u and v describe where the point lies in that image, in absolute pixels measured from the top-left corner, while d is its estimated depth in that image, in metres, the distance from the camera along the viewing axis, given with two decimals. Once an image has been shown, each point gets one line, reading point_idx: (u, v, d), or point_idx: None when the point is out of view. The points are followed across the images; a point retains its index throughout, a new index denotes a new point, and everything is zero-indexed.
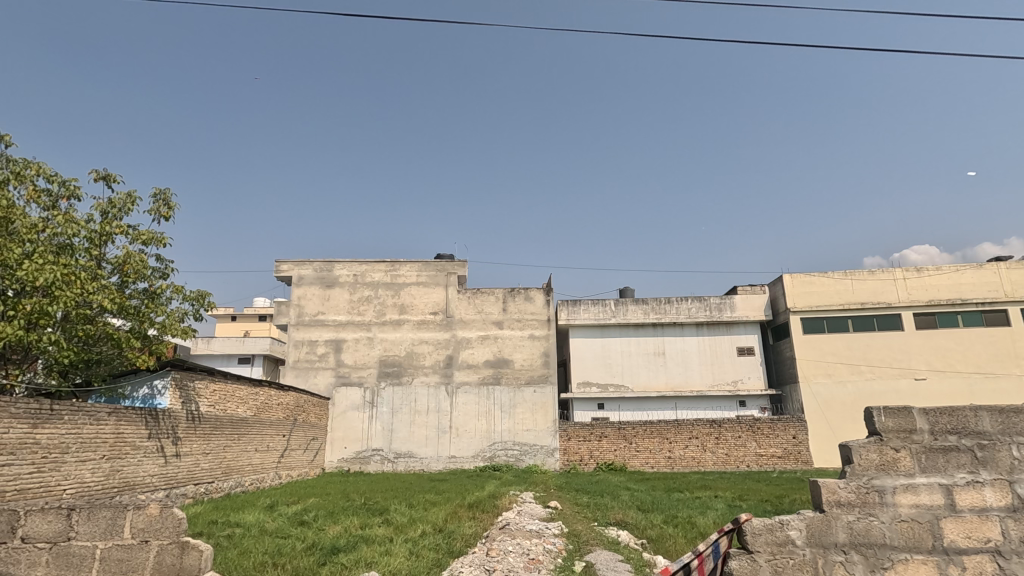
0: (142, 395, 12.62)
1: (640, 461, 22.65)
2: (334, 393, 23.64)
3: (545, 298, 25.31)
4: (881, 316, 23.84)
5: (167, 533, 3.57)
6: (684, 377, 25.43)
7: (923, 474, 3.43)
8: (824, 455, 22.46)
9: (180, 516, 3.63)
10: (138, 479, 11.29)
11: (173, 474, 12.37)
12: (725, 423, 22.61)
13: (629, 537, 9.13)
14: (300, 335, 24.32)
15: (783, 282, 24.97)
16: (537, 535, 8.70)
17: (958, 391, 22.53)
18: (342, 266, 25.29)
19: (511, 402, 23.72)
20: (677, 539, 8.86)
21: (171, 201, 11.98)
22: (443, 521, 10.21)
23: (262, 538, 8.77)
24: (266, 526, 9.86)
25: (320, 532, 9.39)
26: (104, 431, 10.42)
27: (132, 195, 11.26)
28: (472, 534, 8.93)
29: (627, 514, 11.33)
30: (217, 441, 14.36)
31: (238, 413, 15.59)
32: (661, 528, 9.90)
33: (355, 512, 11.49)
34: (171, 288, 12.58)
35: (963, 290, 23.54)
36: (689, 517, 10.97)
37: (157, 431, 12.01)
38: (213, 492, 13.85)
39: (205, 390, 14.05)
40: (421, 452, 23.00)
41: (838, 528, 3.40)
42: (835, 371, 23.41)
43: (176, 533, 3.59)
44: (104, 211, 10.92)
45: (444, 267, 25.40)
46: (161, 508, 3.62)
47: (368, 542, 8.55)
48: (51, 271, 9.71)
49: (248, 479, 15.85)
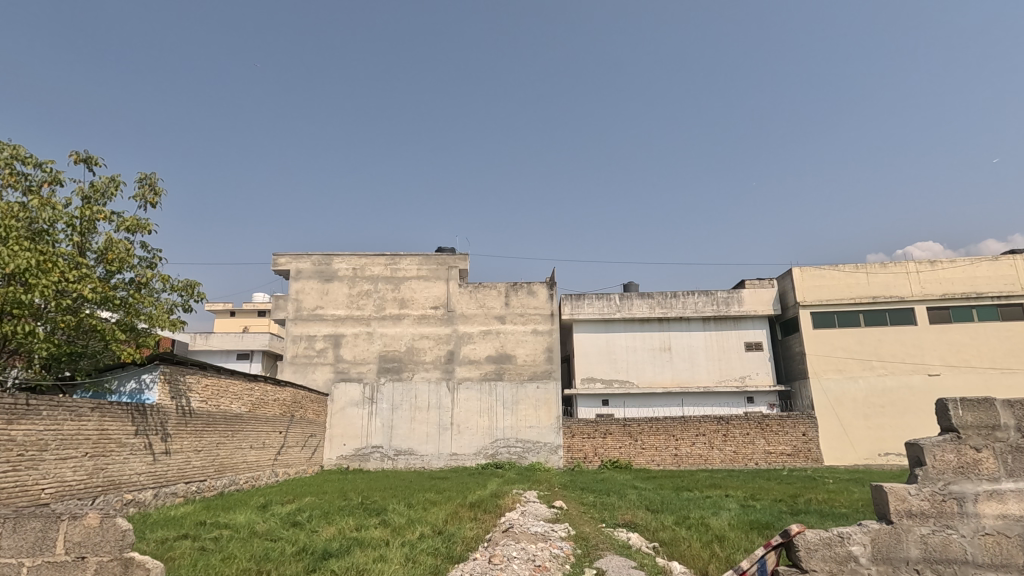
0: (130, 390, 12.23)
1: (646, 459, 22.10)
2: (333, 389, 23.15)
3: (547, 292, 24.73)
4: (893, 310, 23.24)
5: (108, 549, 3.39)
6: (690, 372, 24.89)
7: (1008, 478, 3.15)
8: (835, 453, 21.90)
9: (125, 529, 3.45)
10: (124, 477, 10.78)
11: (162, 473, 11.88)
12: (733, 419, 22.10)
13: (639, 540, 8.58)
14: (298, 331, 23.81)
15: (791, 275, 24.37)
16: (543, 539, 8.14)
17: (974, 387, 21.89)
18: (341, 260, 24.76)
19: (513, 398, 23.20)
20: (692, 543, 8.21)
21: (157, 186, 11.44)
22: (443, 522, 9.66)
23: (250, 541, 8.25)
24: (257, 528, 9.36)
25: (312, 535, 8.85)
26: (86, 428, 9.91)
27: (116, 179, 10.73)
28: (474, 537, 8.38)
29: (637, 515, 10.77)
30: (210, 438, 13.87)
31: (232, 408, 15.09)
32: (674, 530, 9.30)
33: (351, 513, 10.98)
34: (158, 278, 12.04)
35: (978, 283, 22.89)
36: (702, 517, 10.43)
37: (145, 427, 11.51)
38: (205, 491, 13.38)
39: (197, 385, 13.55)
40: (421, 450, 22.51)
41: (912, 541, 3.11)
42: (845, 366, 22.86)
43: (118, 548, 3.40)
44: (85, 196, 10.39)
45: (445, 260, 24.84)
46: (100, 520, 3.43)
47: (363, 546, 7.97)
48: (26, 258, 9.17)
49: (243, 478, 15.34)
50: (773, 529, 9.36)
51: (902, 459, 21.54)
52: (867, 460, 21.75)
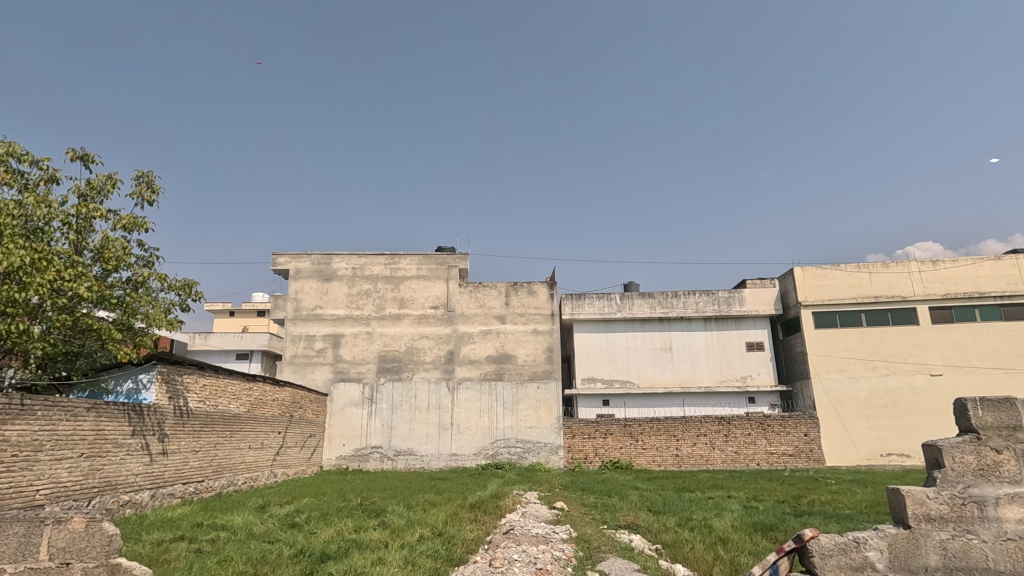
0: (127, 390, 12.16)
1: (647, 459, 21.99)
2: (333, 389, 23.04)
3: (548, 292, 24.62)
4: (895, 310, 23.14)
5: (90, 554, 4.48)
6: (691, 372, 24.79)
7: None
8: (837, 453, 21.79)
9: (104, 538, 4.57)
10: (121, 478, 10.67)
11: (159, 473, 11.77)
12: (734, 420, 22.00)
13: (641, 543, 8.45)
14: (297, 330, 23.70)
15: (793, 274, 24.29)
16: (545, 541, 8.02)
17: (976, 387, 21.77)
18: (341, 259, 24.65)
19: (513, 399, 23.09)
20: (695, 545, 8.08)
21: (155, 184, 11.33)
22: (443, 524, 9.53)
23: (246, 544, 8.13)
24: (254, 529, 9.24)
25: (310, 536, 8.73)
26: (82, 428, 9.81)
27: (113, 177, 10.62)
28: (473, 539, 8.25)
29: (639, 517, 10.64)
30: (208, 438, 13.76)
31: (230, 408, 14.98)
32: (677, 532, 9.17)
33: (350, 514, 10.87)
34: (155, 277, 11.93)
35: (981, 283, 22.78)
36: (705, 519, 10.30)
37: (142, 427, 11.40)
38: (203, 492, 13.26)
39: (195, 385, 13.44)
40: (421, 450, 22.41)
41: (933, 539, 3.52)
42: (847, 366, 22.77)
43: (99, 554, 4.51)
44: (81, 194, 10.27)
45: (445, 259, 24.73)
46: (82, 528, 4.50)
47: (362, 549, 7.84)
48: (21, 256, 9.06)
49: (242, 478, 15.23)
50: (777, 530, 9.22)
51: (904, 460, 21.42)
52: (870, 461, 21.63)
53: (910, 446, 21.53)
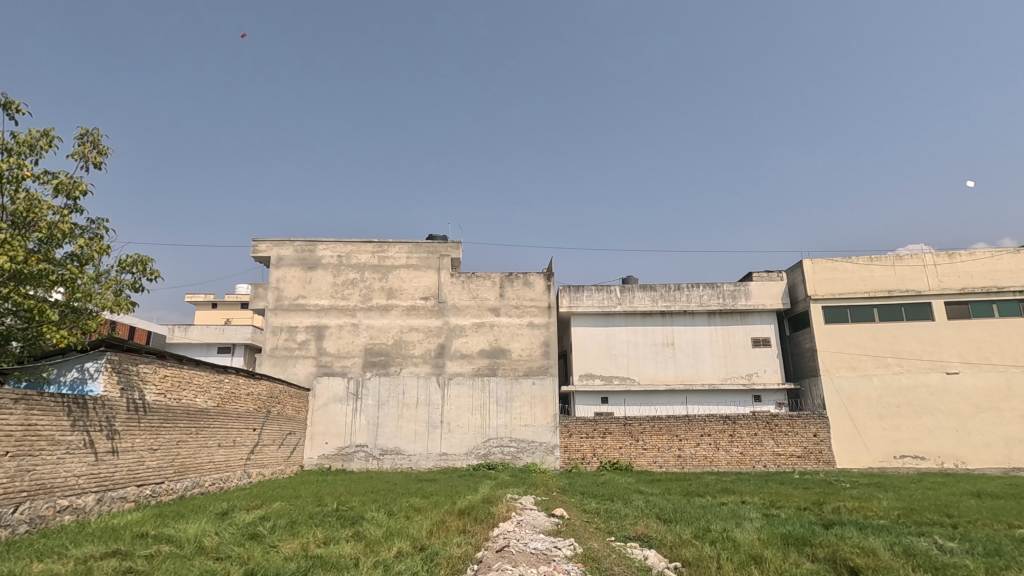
0: (72, 380, 10.93)
1: (648, 460, 20.81)
2: (316, 384, 21.70)
3: (545, 283, 23.30)
4: (909, 305, 22.06)
5: None
6: (694, 368, 23.60)
7: None
8: (848, 455, 20.71)
9: None
10: (58, 480, 9.31)
11: (106, 475, 10.40)
12: (741, 420, 20.83)
13: (657, 560, 7.20)
14: (278, 321, 22.28)
15: (802, 267, 23.09)
16: (545, 561, 6.72)
17: (995, 387, 20.67)
18: (325, 247, 23.21)
19: (508, 395, 21.83)
20: (724, 564, 6.81)
21: (101, 144, 9.97)
22: (425, 535, 8.30)
23: (187, 561, 6.84)
24: (205, 542, 7.88)
25: (269, 551, 7.42)
26: (7, 422, 8.42)
27: (49, 133, 9.26)
28: (461, 556, 6.99)
29: (650, 526, 9.39)
30: (168, 436, 12.40)
31: (196, 403, 13.61)
32: (697, 546, 7.93)
33: (321, 522, 9.61)
34: (103, 252, 10.49)
35: (999, 277, 21.71)
36: (725, 530, 9.02)
37: (86, 422, 10.06)
38: (162, 495, 11.92)
39: (153, 375, 12.09)
40: (409, 449, 21.18)
41: None
42: (859, 364, 21.65)
43: None
44: (6, 149, 8.86)
45: (436, 248, 23.37)
46: None
47: (327, 569, 6.52)
48: None
49: (209, 479, 13.83)
50: (813, 545, 7.97)
51: (919, 462, 20.34)
52: (882, 463, 20.54)
53: (924, 447, 20.47)
